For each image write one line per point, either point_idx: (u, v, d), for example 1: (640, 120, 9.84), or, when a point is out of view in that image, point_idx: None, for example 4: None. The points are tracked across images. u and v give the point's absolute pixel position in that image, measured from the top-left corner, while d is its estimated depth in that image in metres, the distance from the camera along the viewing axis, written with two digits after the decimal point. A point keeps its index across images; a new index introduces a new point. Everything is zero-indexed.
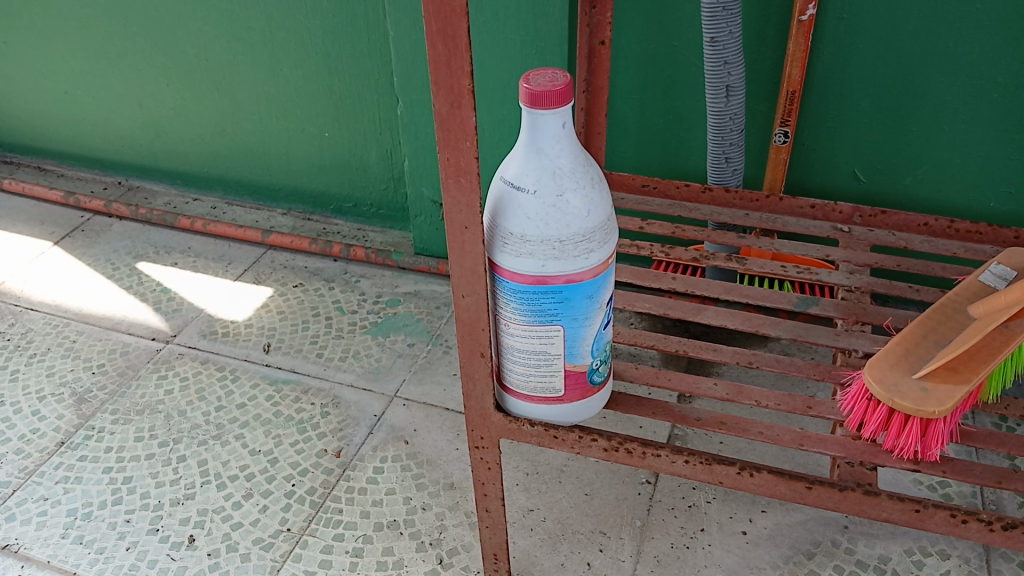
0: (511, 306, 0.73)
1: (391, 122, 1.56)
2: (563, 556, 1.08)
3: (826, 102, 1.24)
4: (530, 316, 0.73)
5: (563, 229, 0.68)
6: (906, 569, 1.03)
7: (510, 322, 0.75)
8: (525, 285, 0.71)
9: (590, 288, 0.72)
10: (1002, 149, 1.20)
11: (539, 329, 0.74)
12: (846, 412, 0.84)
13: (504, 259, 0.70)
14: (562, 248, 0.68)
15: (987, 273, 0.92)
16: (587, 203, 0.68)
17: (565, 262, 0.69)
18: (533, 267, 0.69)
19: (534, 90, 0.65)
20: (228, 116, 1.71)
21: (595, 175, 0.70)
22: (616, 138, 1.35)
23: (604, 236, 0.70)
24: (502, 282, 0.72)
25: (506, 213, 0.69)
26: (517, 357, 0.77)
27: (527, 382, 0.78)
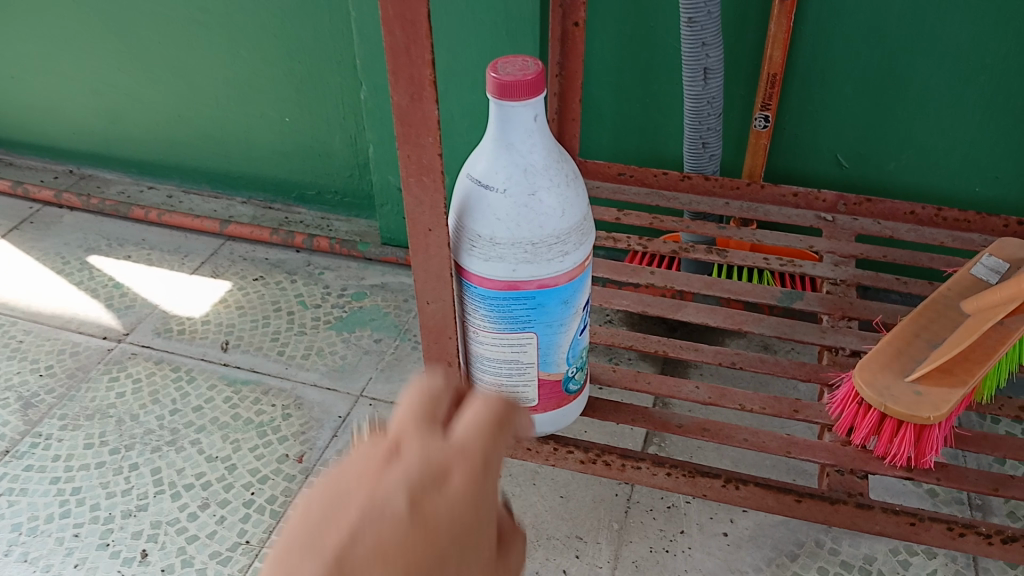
0: (480, 313, 0.67)
1: (355, 107, 1.49)
2: (538, 563, 1.03)
3: (808, 86, 1.19)
4: (500, 324, 0.67)
5: (537, 231, 0.61)
6: (892, 570, 1.00)
7: (480, 330, 0.69)
8: (495, 291, 0.65)
9: (564, 293, 0.66)
10: (988, 134, 1.16)
11: (511, 337, 0.68)
12: (835, 416, 0.79)
13: (473, 263, 0.64)
14: (535, 250, 0.62)
15: (979, 265, 0.88)
16: (562, 203, 0.62)
17: (537, 265, 0.63)
18: (503, 270, 0.63)
19: (502, 79, 0.58)
20: (184, 102, 1.62)
21: (570, 171, 0.63)
22: (590, 124, 1.29)
23: (580, 238, 0.64)
24: (471, 287, 0.66)
25: (475, 214, 0.63)
26: (487, 366, 0.71)
27: (498, 392, 0.73)
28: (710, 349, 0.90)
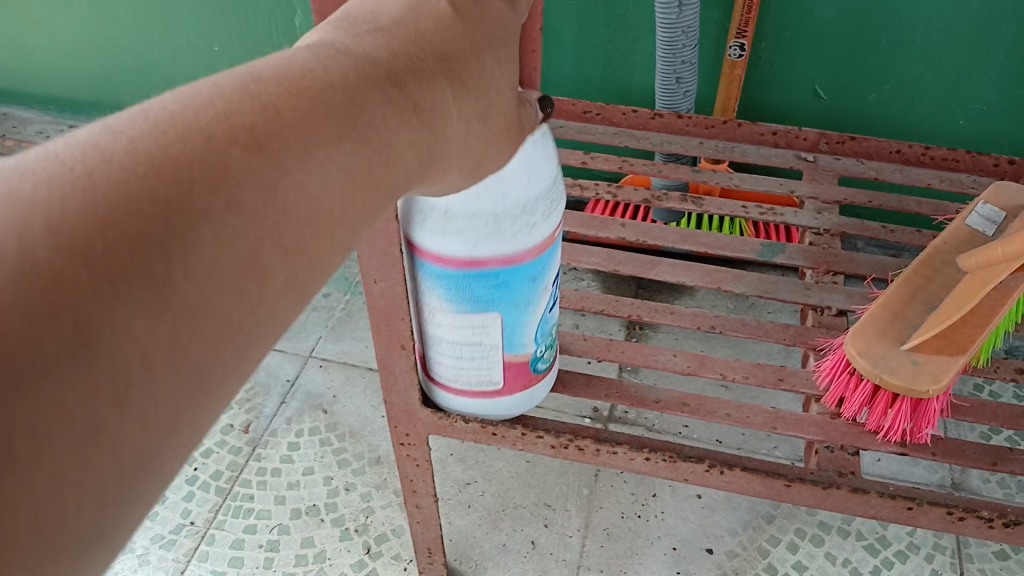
0: (436, 293, 0.58)
1: (291, 36, 1.35)
2: (506, 535, 0.97)
3: (788, 12, 1.08)
4: (460, 305, 0.58)
5: (500, 202, 0.50)
6: (871, 529, 0.97)
7: (437, 312, 0.60)
8: (451, 270, 0.55)
9: (534, 270, 0.57)
10: (978, 64, 1.08)
11: (472, 319, 0.59)
12: (824, 387, 0.73)
13: (424, 238, 0.54)
14: (497, 223, 0.52)
15: (974, 215, 0.81)
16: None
17: (501, 242, 0.53)
18: (461, 247, 0.54)
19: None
20: (100, 31, 1.45)
21: (535, 133, 0.54)
22: (551, 52, 1.18)
23: (549, 209, 0.55)
24: (424, 266, 0.56)
25: None
26: (446, 349, 0.62)
27: (459, 375, 0.65)
28: (688, 311, 0.83)
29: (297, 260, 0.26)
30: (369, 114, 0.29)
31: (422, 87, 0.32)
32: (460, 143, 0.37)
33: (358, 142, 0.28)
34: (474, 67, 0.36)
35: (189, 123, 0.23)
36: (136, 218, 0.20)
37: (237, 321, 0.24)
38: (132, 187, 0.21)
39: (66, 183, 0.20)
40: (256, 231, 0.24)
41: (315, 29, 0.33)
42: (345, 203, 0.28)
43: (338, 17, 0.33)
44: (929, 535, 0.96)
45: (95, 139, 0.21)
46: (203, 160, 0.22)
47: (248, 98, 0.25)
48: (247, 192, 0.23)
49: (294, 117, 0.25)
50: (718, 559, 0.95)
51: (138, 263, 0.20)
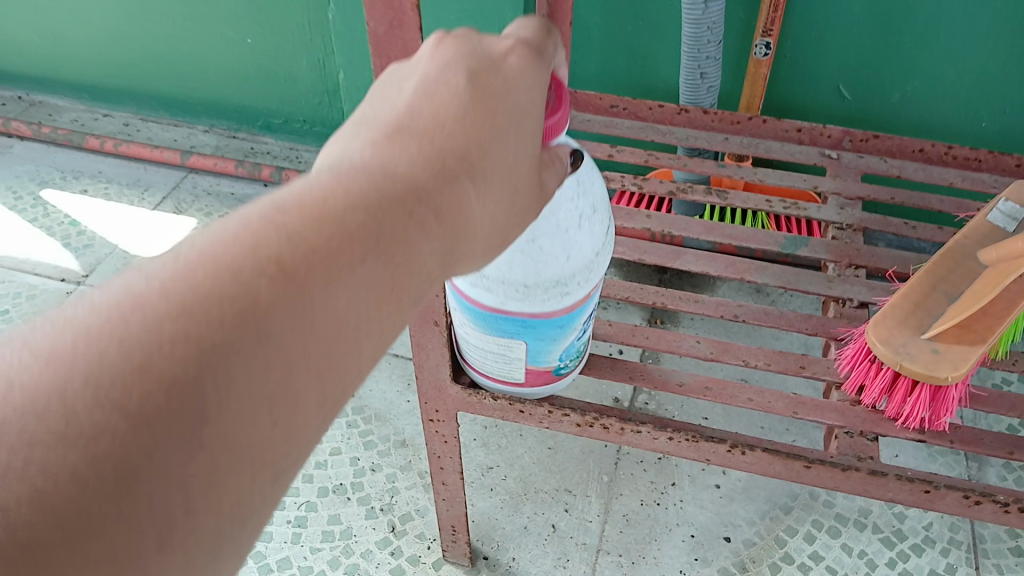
0: (466, 315, 0.60)
1: (322, 28, 1.38)
2: (526, 518, 0.99)
3: (813, 9, 1.10)
4: (487, 330, 0.60)
5: (533, 276, 0.53)
6: (888, 523, 0.98)
7: (467, 325, 0.62)
8: (480, 309, 0.58)
9: (561, 323, 0.58)
10: (1001, 63, 1.09)
11: (498, 342, 0.61)
12: (845, 374, 0.75)
13: (460, 276, 0.56)
14: (527, 291, 0.54)
15: (996, 212, 0.82)
16: (565, 248, 0.52)
17: (528, 301, 0.55)
18: (491, 296, 0.56)
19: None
20: (135, 21, 1.49)
21: (581, 207, 0.52)
22: (578, 49, 1.21)
23: (584, 279, 0.55)
24: (457, 293, 0.58)
25: None
26: (473, 350, 0.65)
27: (482, 367, 0.67)
28: (711, 299, 0.85)
29: (328, 377, 0.29)
30: (386, 231, 0.32)
31: (442, 191, 0.35)
32: (490, 218, 0.40)
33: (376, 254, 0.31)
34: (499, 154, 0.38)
35: (222, 267, 0.27)
36: (174, 366, 0.24)
37: (268, 423, 0.27)
38: (167, 332, 0.25)
39: (110, 335, 0.25)
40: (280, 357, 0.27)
41: (347, 132, 0.36)
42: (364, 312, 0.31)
43: (371, 119, 0.36)
44: (946, 529, 0.97)
45: (136, 284, 0.26)
46: (236, 302, 0.26)
47: (276, 229, 0.29)
48: (274, 330, 0.27)
49: (318, 247, 0.29)
50: (735, 547, 0.96)
51: (168, 405, 0.24)
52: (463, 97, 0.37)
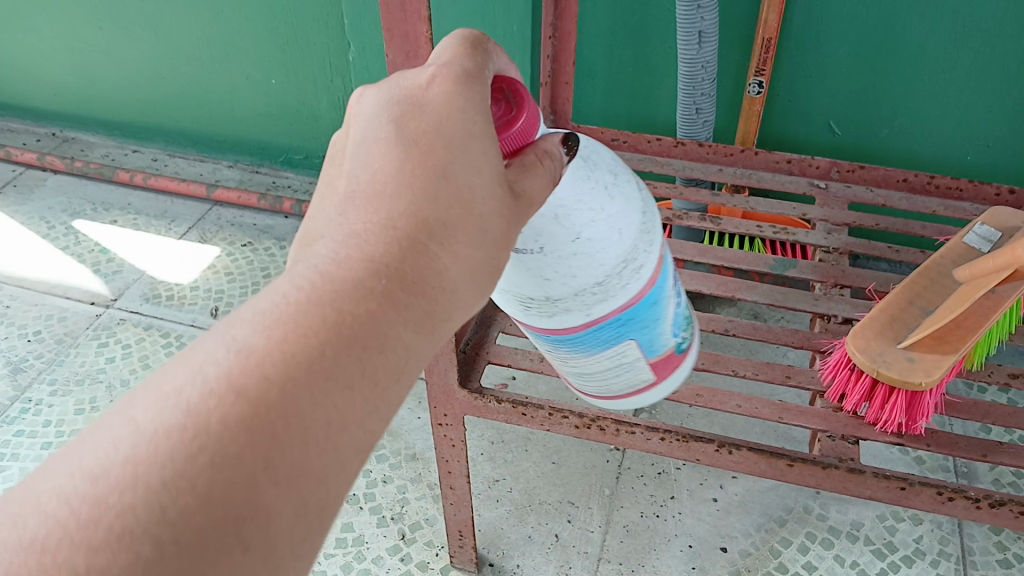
0: (572, 351, 0.58)
1: (343, 68, 1.46)
2: (531, 528, 1.04)
3: (803, 50, 1.17)
4: (595, 352, 0.58)
5: (599, 270, 0.51)
6: (879, 535, 1.01)
7: (579, 362, 0.60)
8: (577, 334, 0.56)
9: (652, 299, 0.57)
10: (982, 100, 1.16)
11: (610, 358, 0.59)
12: (827, 383, 0.80)
13: (545, 319, 0.55)
14: (604, 286, 0.52)
15: (971, 234, 0.88)
16: (616, 226, 0.51)
17: (615, 295, 0.54)
18: (580, 315, 0.54)
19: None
20: (166, 62, 1.58)
21: (603, 178, 0.51)
22: (583, 87, 1.28)
23: (648, 242, 0.54)
24: (553, 337, 0.57)
25: (522, 282, 0.52)
26: (596, 383, 0.62)
27: (614, 397, 0.64)
28: (704, 315, 0.90)
29: (307, 466, 0.29)
30: (358, 329, 0.32)
31: (420, 266, 0.34)
32: (510, 251, 0.38)
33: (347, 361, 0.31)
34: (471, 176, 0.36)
35: (173, 412, 0.28)
36: (138, 523, 0.26)
37: (272, 544, 0.28)
38: (127, 473, 0.26)
39: (82, 487, 0.26)
40: (266, 482, 0.28)
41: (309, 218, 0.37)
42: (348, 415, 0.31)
43: (314, 219, 0.36)
44: (935, 542, 1.01)
45: (103, 454, 0.27)
46: (187, 433, 0.27)
47: (217, 365, 0.29)
48: (226, 464, 0.27)
49: (265, 360, 0.30)
50: (731, 557, 1.00)
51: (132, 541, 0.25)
52: (410, 143, 0.36)
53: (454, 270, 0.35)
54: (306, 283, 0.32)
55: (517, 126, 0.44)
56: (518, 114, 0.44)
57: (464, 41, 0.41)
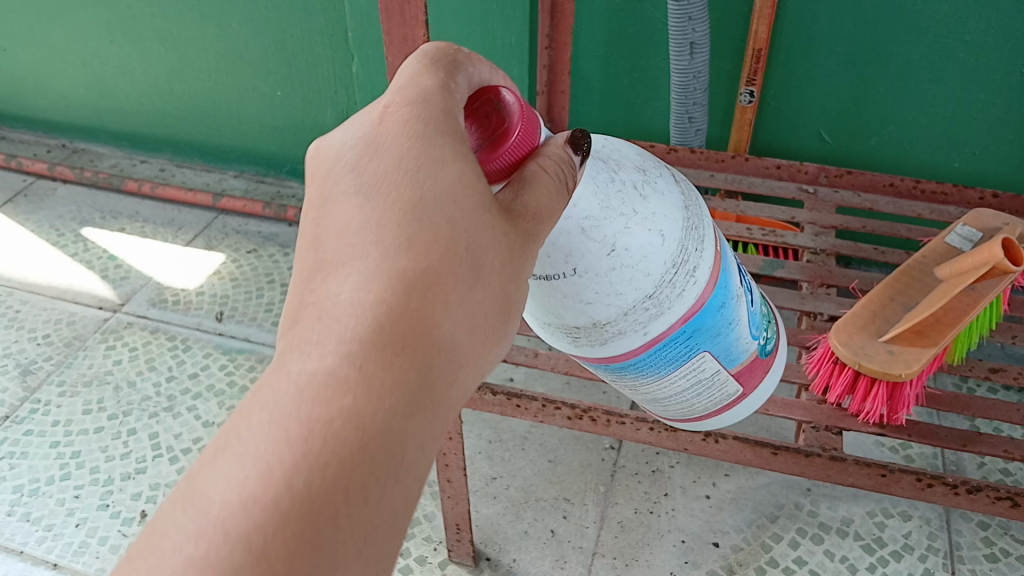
0: (644, 375, 0.60)
1: (347, 81, 1.50)
2: (527, 524, 1.06)
3: (793, 61, 1.21)
4: (666, 369, 0.60)
5: (648, 281, 0.53)
6: (869, 531, 1.04)
7: (655, 385, 0.62)
8: (642, 356, 0.58)
9: (714, 305, 0.58)
10: (968, 109, 1.19)
11: (685, 371, 0.61)
12: (811, 377, 0.84)
13: (611, 347, 0.57)
14: (658, 297, 0.54)
15: (953, 235, 0.94)
16: (655, 226, 0.53)
17: (671, 305, 0.55)
18: (638, 335, 0.56)
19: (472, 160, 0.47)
20: (175, 75, 1.62)
21: (630, 179, 0.53)
22: (580, 97, 1.32)
23: (697, 240, 0.56)
24: (623, 365, 0.59)
25: (575, 312, 0.55)
26: (677, 399, 0.64)
27: (699, 407, 0.66)
28: None
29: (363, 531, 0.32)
30: (380, 399, 0.34)
31: (420, 317, 0.37)
32: (506, 283, 0.41)
33: (359, 423, 0.33)
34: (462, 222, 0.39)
35: (219, 536, 0.30)
36: None
37: None
38: None
39: None
40: (318, 540, 0.31)
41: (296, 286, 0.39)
42: (375, 475, 0.33)
43: (303, 295, 0.38)
44: (924, 537, 1.03)
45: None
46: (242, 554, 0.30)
47: (252, 480, 0.31)
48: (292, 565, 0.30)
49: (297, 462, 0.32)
50: (723, 551, 1.02)
51: None
52: (391, 207, 0.39)
53: (450, 324, 0.38)
54: (302, 371, 0.34)
55: (517, 135, 0.46)
56: (515, 122, 0.47)
57: (427, 62, 0.45)
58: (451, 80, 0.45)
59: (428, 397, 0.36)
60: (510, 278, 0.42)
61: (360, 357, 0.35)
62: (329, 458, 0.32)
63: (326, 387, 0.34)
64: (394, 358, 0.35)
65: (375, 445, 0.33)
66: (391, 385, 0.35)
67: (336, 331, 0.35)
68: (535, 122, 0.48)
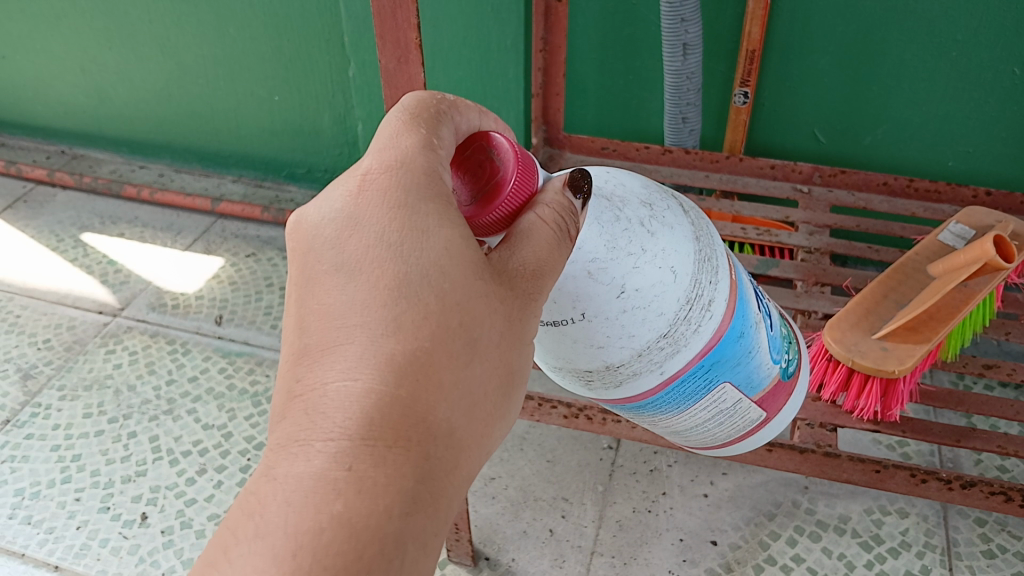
0: (667, 410, 0.62)
1: (344, 85, 1.51)
2: (526, 523, 1.07)
3: (787, 61, 1.21)
4: (686, 402, 0.62)
5: (661, 321, 0.55)
6: (866, 529, 1.04)
7: (678, 418, 0.64)
8: (661, 393, 0.60)
9: (731, 337, 0.59)
10: (961, 108, 1.20)
11: (707, 402, 0.63)
12: (807, 374, 0.88)
13: (629, 387, 0.59)
14: (672, 336, 0.56)
15: (947, 232, 0.95)
16: (666, 263, 0.54)
17: (686, 343, 0.57)
18: (655, 374, 0.58)
19: (470, 210, 0.49)
20: (174, 81, 1.63)
21: (635, 215, 0.54)
22: (575, 100, 1.33)
23: (710, 273, 0.57)
24: (644, 403, 0.61)
25: (590, 357, 0.56)
26: (702, 428, 0.66)
27: (726, 432, 0.68)
28: None
29: None
30: (376, 488, 0.38)
31: (413, 405, 0.40)
32: (502, 349, 0.45)
33: (352, 522, 0.37)
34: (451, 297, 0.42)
35: None
36: None
37: None
38: None
39: None
40: None
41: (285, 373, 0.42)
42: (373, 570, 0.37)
43: (295, 384, 0.41)
44: (921, 534, 1.03)
45: None
46: None
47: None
48: None
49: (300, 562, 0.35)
50: (721, 549, 1.03)
51: None
52: (374, 289, 0.41)
53: (444, 407, 0.41)
54: (301, 472, 0.37)
55: (511, 185, 0.49)
56: (509, 171, 0.49)
57: (406, 121, 0.48)
58: (435, 135, 0.48)
59: (429, 476, 0.40)
60: (506, 353, 0.45)
61: (348, 457, 0.38)
62: (324, 559, 0.36)
63: (319, 488, 0.37)
64: (383, 456, 0.38)
65: (370, 543, 0.37)
66: (382, 483, 0.38)
67: (324, 430, 0.38)
68: (530, 168, 0.51)
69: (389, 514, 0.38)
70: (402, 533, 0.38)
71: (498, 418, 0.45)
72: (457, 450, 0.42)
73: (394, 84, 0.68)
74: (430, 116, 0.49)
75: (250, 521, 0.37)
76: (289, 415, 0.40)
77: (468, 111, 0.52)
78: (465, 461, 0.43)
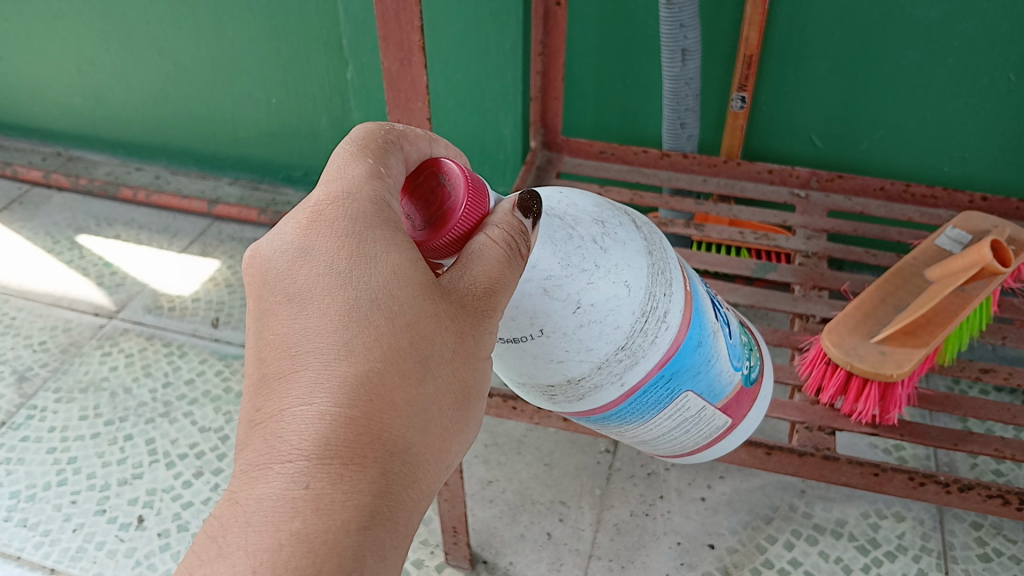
0: (629, 421, 0.63)
1: (341, 88, 1.51)
2: (523, 527, 1.07)
3: (784, 66, 1.22)
4: (648, 413, 0.62)
5: (618, 333, 0.55)
6: (863, 532, 1.04)
7: (643, 429, 0.64)
8: (624, 404, 0.60)
9: (690, 347, 0.60)
10: (956, 113, 1.20)
11: (670, 412, 0.63)
12: (805, 377, 0.87)
13: (590, 402, 0.59)
14: (630, 348, 0.56)
15: (943, 238, 0.96)
16: (619, 278, 0.54)
17: (645, 355, 0.57)
18: (616, 387, 0.58)
19: (422, 236, 0.49)
20: (171, 82, 1.63)
21: (588, 232, 0.54)
22: (573, 103, 1.33)
23: (664, 285, 0.57)
24: (607, 417, 0.62)
25: (550, 372, 0.57)
26: (668, 437, 0.66)
27: (695, 439, 0.68)
28: None
29: None
30: (334, 506, 0.41)
31: (368, 425, 0.43)
32: (457, 364, 0.47)
33: (309, 537, 0.40)
34: (402, 320, 0.45)
35: None
36: None
37: None
38: None
39: None
40: None
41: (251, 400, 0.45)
42: None
43: (257, 412, 0.44)
44: (918, 538, 1.04)
45: None
46: None
47: None
48: None
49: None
50: (719, 553, 1.03)
51: None
52: (328, 319, 0.44)
53: (399, 425, 0.44)
54: (264, 494, 0.41)
55: (461, 211, 0.48)
56: (460, 197, 0.48)
57: (358, 150, 0.50)
58: (384, 164, 0.49)
59: (387, 490, 0.43)
60: (460, 369, 0.47)
61: (305, 477, 0.41)
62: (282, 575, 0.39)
63: (278, 507, 0.41)
64: (338, 475, 0.42)
65: (327, 557, 0.40)
66: (339, 500, 0.41)
67: (282, 454, 0.42)
68: (481, 191, 0.50)
69: (346, 528, 0.41)
70: (359, 546, 0.41)
71: (456, 433, 0.47)
72: (414, 466, 0.45)
73: (396, 86, 0.68)
74: (377, 146, 0.50)
75: (214, 544, 0.41)
76: (252, 441, 0.43)
77: (417, 139, 0.53)
78: (424, 474, 0.45)
